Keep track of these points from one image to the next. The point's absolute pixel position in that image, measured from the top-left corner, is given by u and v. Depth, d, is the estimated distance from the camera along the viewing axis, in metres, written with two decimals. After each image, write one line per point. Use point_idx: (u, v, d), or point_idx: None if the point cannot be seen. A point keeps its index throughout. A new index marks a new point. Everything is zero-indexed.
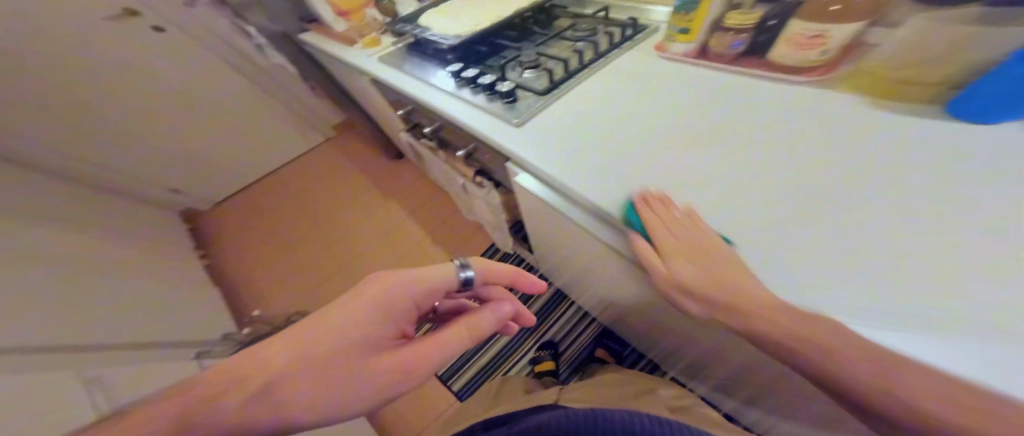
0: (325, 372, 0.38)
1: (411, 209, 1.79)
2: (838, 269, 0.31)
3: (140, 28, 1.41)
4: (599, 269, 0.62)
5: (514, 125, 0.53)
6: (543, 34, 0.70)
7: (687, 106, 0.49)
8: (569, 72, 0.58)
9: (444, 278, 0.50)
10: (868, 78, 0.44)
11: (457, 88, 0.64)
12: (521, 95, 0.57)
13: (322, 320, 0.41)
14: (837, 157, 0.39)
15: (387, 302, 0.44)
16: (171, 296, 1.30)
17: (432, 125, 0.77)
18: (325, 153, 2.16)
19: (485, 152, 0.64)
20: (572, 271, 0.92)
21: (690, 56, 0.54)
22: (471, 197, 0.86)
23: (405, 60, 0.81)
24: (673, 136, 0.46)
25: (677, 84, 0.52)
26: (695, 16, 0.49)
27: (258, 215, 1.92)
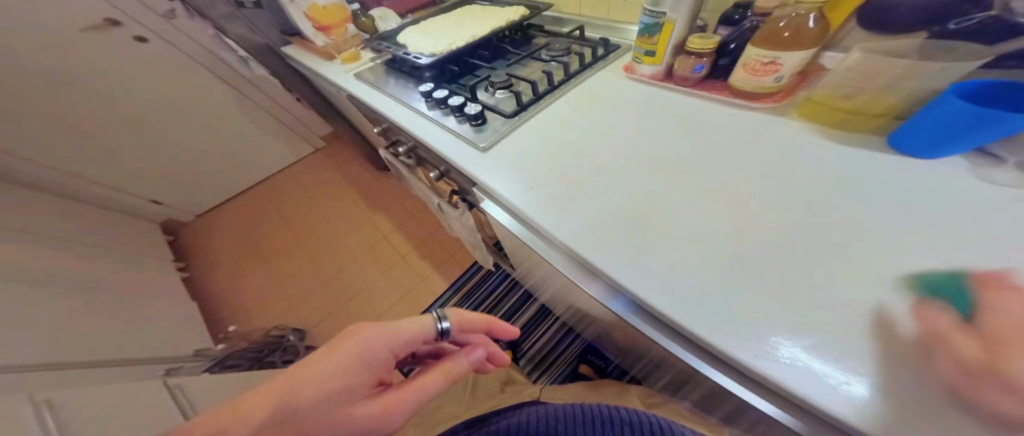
0: (298, 431, 0.36)
1: (397, 222, 1.77)
2: (781, 297, 0.31)
3: (123, 39, 1.39)
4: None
5: (481, 149, 0.53)
6: (517, 53, 0.71)
7: (647, 131, 0.50)
8: (536, 94, 0.58)
9: (422, 326, 0.50)
10: (816, 108, 0.45)
11: (429, 109, 0.64)
12: (489, 117, 0.57)
13: (298, 376, 0.39)
14: (786, 184, 0.40)
15: (364, 353, 0.43)
16: (146, 311, 1.25)
17: (408, 144, 0.77)
18: (312, 164, 2.14)
19: (456, 176, 0.64)
20: (552, 287, 0.92)
21: (656, 78, 0.54)
22: (446, 215, 0.85)
23: (383, 77, 0.82)
24: (632, 161, 0.46)
25: (640, 109, 0.53)
26: (658, 39, 0.49)
27: (239, 227, 1.88)
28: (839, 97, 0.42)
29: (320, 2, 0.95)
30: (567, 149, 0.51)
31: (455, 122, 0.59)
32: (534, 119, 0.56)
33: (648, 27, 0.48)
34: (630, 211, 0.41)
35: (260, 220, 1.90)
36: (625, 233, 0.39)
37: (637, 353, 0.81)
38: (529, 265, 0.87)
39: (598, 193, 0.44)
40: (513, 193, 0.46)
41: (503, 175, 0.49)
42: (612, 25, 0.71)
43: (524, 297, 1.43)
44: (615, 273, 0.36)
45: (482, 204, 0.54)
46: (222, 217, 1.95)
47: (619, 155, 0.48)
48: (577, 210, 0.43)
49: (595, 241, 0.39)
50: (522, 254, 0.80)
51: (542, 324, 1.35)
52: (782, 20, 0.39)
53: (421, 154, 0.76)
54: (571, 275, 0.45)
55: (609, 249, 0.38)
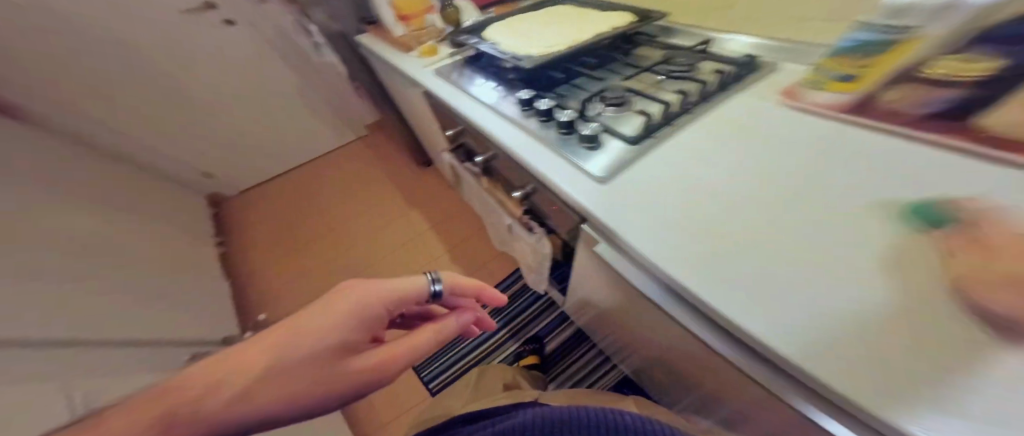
0: (303, 379, 0.33)
1: (432, 218, 1.70)
2: None
3: (207, 17, 1.44)
4: (676, 337, 0.50)
5: (596, 180, 0.44)
6: (628, 64, 0.61)
7: (832, 172, 0.39)
8: (666, 118, 0.48)
9: (412, 290, 0.43)
10: None
11: (524, 120, 0.57)
12: (606, 141, 0.48)
13: (299, 327, 0.36)
14: None
15: (361, 306, 0.38)
16: (175, 286, 1.24)
17: (484, 154, 0.73)
18: (354, 151, 2.09)
19: (553, 202, 0.56)
20: (614, 325, 0.80)
21: (838, 111, 0.44)
22: (517, 238, 0.81)
23: (463, 74, 0.74)
24: (819, 205, 0.36)
25: (818, 147, 0.42)
26: (868, 64, 0.39)
27: (279, 207, 1.88)
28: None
29: None
30: (687, 175, 0.43)
31: (560, 140, 0.51)
32: (657, 146, 0.46)
33: (867, 44, 0.38)
34: (777, 254, 0.33)
35: (301, 200, 1.90)
36: (761, 277, 0.32)
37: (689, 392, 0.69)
38: (596, 293, 0.73)
39: (725, 228, 0.37)
40: (620, 225, 0.39)
41: (607, 202, 0.42)
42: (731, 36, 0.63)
43: (561, 317, 1.31)
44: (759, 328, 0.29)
45: (596, 248, 0.46)
46: (265, 193, 1.96)
47: (751, 185, 0.40)
48: (696, 244, 0.36)
49: (727, 286, 0.32)
50: (591, 281, 0.69)
51: (576, 350, 1.22)
52: None
53: (498, 166, 0.72)
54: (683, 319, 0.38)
55: (746, 298, 0.31)
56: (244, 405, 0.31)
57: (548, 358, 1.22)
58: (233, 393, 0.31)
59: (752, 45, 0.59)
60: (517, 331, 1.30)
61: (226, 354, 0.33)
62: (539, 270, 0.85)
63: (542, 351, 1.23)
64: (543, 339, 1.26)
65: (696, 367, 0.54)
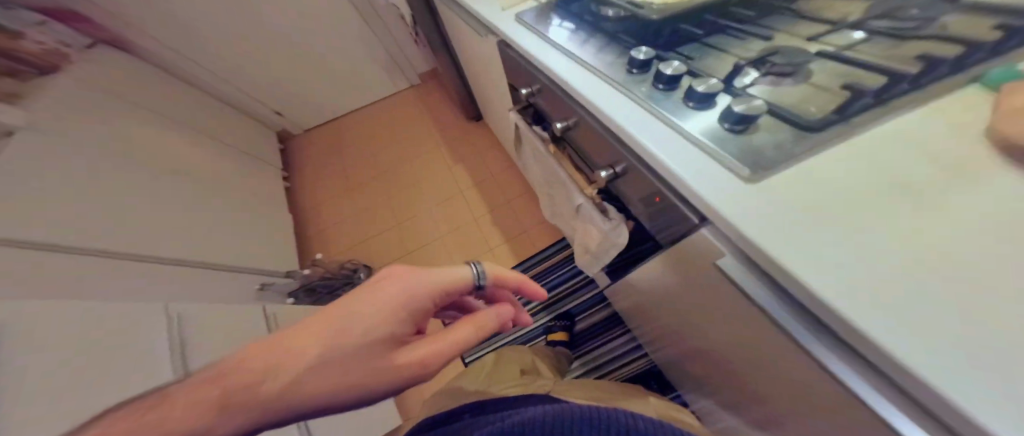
0: (341, 375, 0.26)
1: (477, 176, 1.63)
2: None
3: None
4: (767, 376, 0.40)
5: (746, 177, 0.29)
6: (806, 18, 0.43)
7: None
8: (881, 98, 0.30)
9: (456, 279, 0.35)
10: None
11: (634, 85, 0.44)
12: (762, 122, 0.33)
13: (347, 312, 0.28)
14: None
15: (408, 291, 0.31)
16: (255, 216, 1.35)
17: (562, 121, 0.60)
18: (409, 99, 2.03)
19: (652, 191, 0.43)
20: (662, 322, 0.70)
21: None
22: (583, 218, 0.70)
23: (551, 20, 0.60)
24: None
25: None
26: None
27: (328, 153, 1.92)
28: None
29: None
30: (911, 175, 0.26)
31: (684, 114, 0.37)
32: (850, 135, 0.30)
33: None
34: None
35: (351, 147, 1.91)
36: None
37: (725, 397, 0.59)
38: (659, 292, 0.61)
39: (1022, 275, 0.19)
40: (772, 240, 0.25)
41: (749, 204, 0.28)
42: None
43: (596, 296, 1.22)
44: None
45: (718, 260, 0.34)
46: (319, 137, 2.00)
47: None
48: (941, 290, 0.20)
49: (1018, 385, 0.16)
50: (660, 282, 0.57)
51: (608, 334, 1.14)
52: None
53: (578, 137, 0.59)
54: (856, 386, 0.24)
55: None
56: (281, 399, 0.24)
57: (576, 336, 1.16)
58: (271, 384, 0.24)
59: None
60: (549, 307, 1.25)
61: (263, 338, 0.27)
62: (596, 260, 0.72)
63: (572, 328, 1.18)
64: (574, 317, 1.21)
65: (770, 415, 0.44)
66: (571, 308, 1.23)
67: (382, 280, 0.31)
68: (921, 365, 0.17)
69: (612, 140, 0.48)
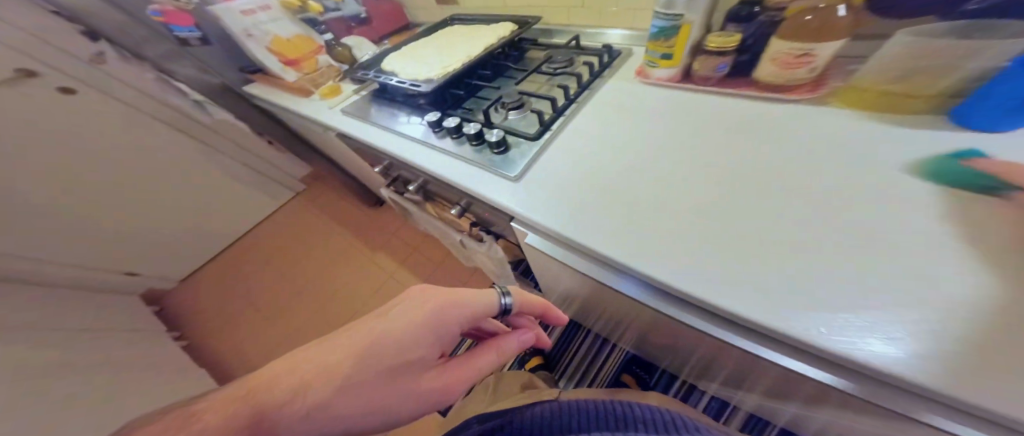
0: (378, 390, 0.31)
1: (401, 258, 1.53)
2: (801, 247, 0.33)
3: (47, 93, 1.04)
4: (621, 312, 0.58)
5: (511, 179, 0.50)
6: (521, 70, 0.70)
7: (661, 126, 0.50)
8: (557, 111, 0.57)
9: (488, 302, 0.40)
10: (862, 95, 0.43)
11: (438, 138, 0.62)
12: (513, 143, 0.55)
13: (382, 336, 0.33)
14: (797, 155, 0.41)
15: (440, 316, 0.35)
16: (158, 376, 1.11)
17: (415, 180, 0.70)
18: (297, 208, 1.80)
19: (487, 211, 0.57)
20: (602, 319, 0.79)
21: (675, 80, 0.55)
22: (471, 250, 0.78)
23: (373, 110, 0.75)
24: (648, 152, 0.47)
25: (654, 104, 0.54)
26: (676, 42, 0.50)
27: (221, 297, 1.54)
28: (884, 81, 0.41)
29: (284, 34, 0.91)
30: (601, 162, 0.48)
31: (474, 152, 0.56)
32: (551, 142, 0.54)
33: (663, 30, 0.49)
34: (708, 220, 0.38)
35: (250, 280, 1.58)
36: (609, 212, 0.42)
37: (687, 361, 0.67)
38: (583, 294, 0.64)
39: (653, 200, 0.41)
40: (554, 220, 0.43)
41: (516, 195, 0.48)
42: (600, 30, 0.71)
43: None
44: (605, 232, 0.40)
45: (526, 240, 0.50)
46: (204, 284, 1.58)
47: (664, 161, 0.45)
48: (580, 198, 0.45)
49: (606, 226, 0.40)
50: (549, 281, 0.71)
51: (573, 341, 1.14)
52: (810, 12, 0.40)
53: (433, 190, 0.69)
54: (585, 270, 0.44)
55: (600, 229, 0.40)
56: (311, 416, 0.29)
57: (552, 357, 1.13)
58: (305, 399, 0.29)
59: (623, 35, 0.67)
60: None
61: (303, 350, 0.32)
62: (503, 275, 0.86)
63: (545, 352, 1.15)
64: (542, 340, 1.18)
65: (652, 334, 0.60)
66: None
67: (414, 303, 0.37)
68: (568, 235, 0.41)
69: (445, 184, 0.61)
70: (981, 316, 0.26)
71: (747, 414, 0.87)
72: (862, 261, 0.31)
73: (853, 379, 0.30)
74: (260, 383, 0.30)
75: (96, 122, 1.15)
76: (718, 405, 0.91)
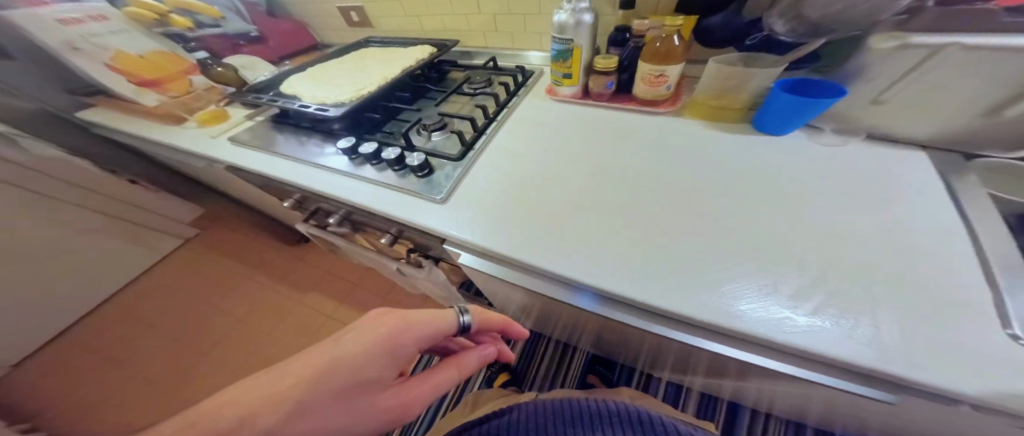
0: (334, 411, 0.31)
1: (337, 295, 1.36)
2: (682, 237, 0.41)
3: None
4: (570, 318, 0.61)
5: (440, 201, 0.51)
6: (440, 91, 0.71)
7: (573, 141, 0.57)
8: (478, 130, 0.60)
9: (445, 321, 0.39)
10: (703, 109, 0.57)
11: (357, 166, 0.59)
12: (437, 164, 0.57)
13: (338, 356, 0.32)
14: (676, 161, 0.51)
15: (393, 337, 0.35)
16: None
17: (336, 212, 0.65)
18: (186, 256, 1.47)
19: (417, 235, 0.57)
20: (557, 326, 0.82)
21: (576, 97, 0.63)
22: (413, 277, 0.75)
23: (277, 138, 0.68)
24: (564, 166, 0.53)
25: (565, 121, 0.61)
26: (571, 63, 0.57)
27: (76, 380, 1.14)
28: (711, 97, 0.56)
29: (134, 50, 0.76)
30: (525, 178, 0.52)
31: (399, 177, 0.56)
32: (477, 162, 0.56)
33: (559, 53, 0.56)
34: (618, 226, 0.44)
35: (121, 342, 1.23)
36: (534, 225, 0.45)
37: (642, 354, 0.72)
38: (532, 306, 0.67)
39: (571, 213, 0.46)
40: (484, 238, 0.45)
41: (446, 217, 0.49)
42: (516, 52, 0.76)
43: None
44: (530, 243, 0.43)
45: (460, 259, 0.50)
46: (53, 364, 1.18)
47: (574, 177, 0.51)
48: (507, 214, 0.48)
49: (531, 238, 0.44)
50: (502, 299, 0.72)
51: (537, 351, 1.14)
52: (658, 41, 0.50)
53: (360, 219, 0.65)
54: (517, 281, 0.46)
55: (526, 242, 0.44)
56: None
57: (518, 371, 1.10)
58: (251, 430, 0.28)
59: (542, 57, 0.73)
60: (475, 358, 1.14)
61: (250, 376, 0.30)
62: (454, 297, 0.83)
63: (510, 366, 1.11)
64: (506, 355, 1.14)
65: (605, 335, 0.65)
66: None
67: (370, 321, 0.36)
68: (499, 250, 0.44)
69: (370, 213, 0.58)
70: (792, 280, 0.36)
71: (698, 394, 0.98)
72: (723, 245, 0.40)
73: (734, 345, 0.36)
74: (199, 414, 0.28)
75: None
76: (674, 390, 1.01)
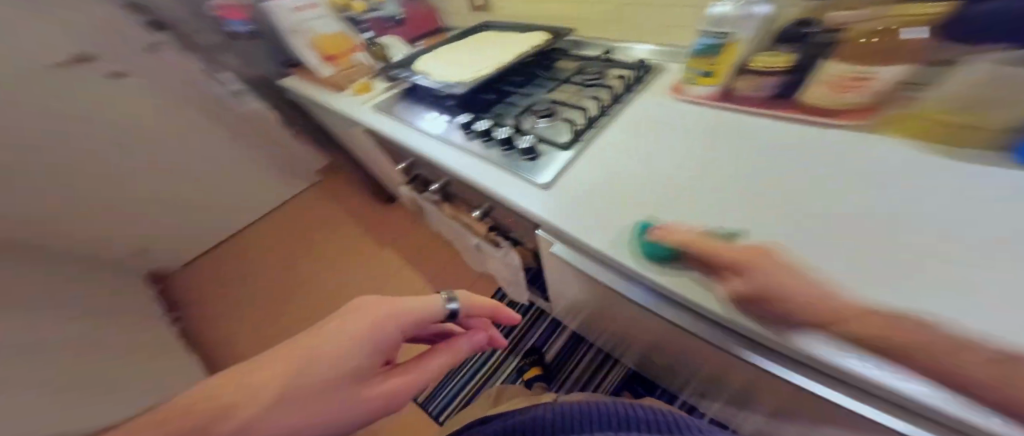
0: (311, 409, 0.25)
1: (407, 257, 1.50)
2: (847, 268, 0.31)
3: (106, 79, 1.13)
4: (639, 330, 0.54)
5: (542, 185, 0.49)
6: (550, 78, 0.70)
7: (699, 139, 0.50)
8: (589, 123, 0.56)
9: (428, 309, 0.35)
10: (915, 125, 0.41)
11: (467, 139, 0.61)
12: (544, 151, 0.54)
13: (318, 348, 0.28)
14: (846, 174, 0.40)
15: (385, 320, 0.31)
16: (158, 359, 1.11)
17: (438, 181, 0.69)
18: (309, 197, 1.79)
19: (512, 217, 0.55)
20: (607, 335, 0.76)
21: (711, 99, 0.53)
22: (487, 255, 0.75)
23: (400, 107, 0.77)
24: (681, 163, 0.46)
25: (691, 117, 0.53)
26: (719, 60, 0.48)
27: (222, 289, 1.51)
28: (936, 110, 0.39)
29: (326, 31, 0.94)
30: (632, 172, 0.47)
31: (503, 156, 0.56)
32: (586, 150, 0.53)
33: (706, 47, 0.48)
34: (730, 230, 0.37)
35: (247, 267, 1.57)
36: (636, 224, 0.40)
37: (693, 383, 0.62)
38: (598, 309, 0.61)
39: (684, 217, 0.40)
40: (580, 228, 0.42)
41: (543, 202, 0.47)
42: (629, 44, 0.71)
43: (553, 323, 1.16)
44: (630, 243, 0.39)
45: (552, 249, 0.48)
46: (203, 276, 1.56)
47: (684, 168, 0.45)
48: (606, 206, 0.44)
49: (630, 238, 0.39)
50: (565, 295, 0.68)
51: (574, 354, 1.08)
52: (865, 34, 0.36)
53: (456, 191, 0.68)
54: (610, 281, 0.43)
55: (624, 241, 0.39)
56: None
57: (552, 367, 1.07)
58: None
59: (652, 51, 0.68)
60: (511, 346, 1.13)
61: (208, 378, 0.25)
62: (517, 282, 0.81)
63: (543, 361, 1.08)
64: (541, 349, 1.11)
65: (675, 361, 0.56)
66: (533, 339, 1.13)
67: (354, 309, 0.32)
68: (592, 243, 0.40)
69: (470, 186, 0.59)
70: None
71: None
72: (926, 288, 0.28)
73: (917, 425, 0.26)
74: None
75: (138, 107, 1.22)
76: None
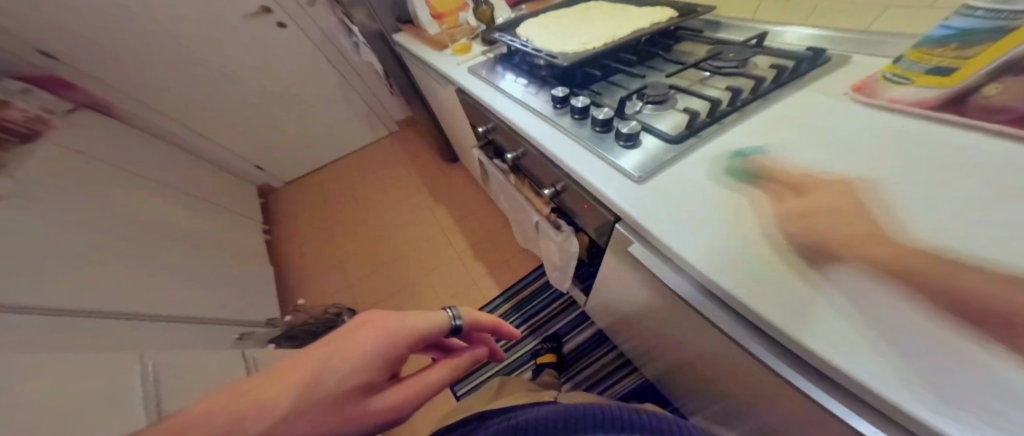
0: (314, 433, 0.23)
1: (459, 217, 1.51)
2: None
3: (269, 27, 1.39)
4: (705, 358, 0.45)
5: (636, 181, 0.40)
6: (671, 61, 0.59)
7: (877, 155, 0.37)
8: (712, 117, 0.44)
9: (436, 322, 0.33)
10: None
11: (556, 114, 0.55)
12: (644, 140, 0.45)
13: (323, 368, 0.25)
14: None
15: (396, 337, 0.29)
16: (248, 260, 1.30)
17: (514, 151, 0.65)
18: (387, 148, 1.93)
19: (583, 200, 0.48)
20: (639, 343, 0.69)
21: (918, 105, 0.39)
22: (542, 235, 0.69)
23: (492, 70, 0.73)
24: (847, 179, 0.35)
25: (860, 126, 0.40)
26: (974, 56, 0.35)
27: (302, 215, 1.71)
28: None
29: None
30: (764, 179, 0.37)
31: (596, 138, 0.48)
32: (700, 148, 0.42)
33: (963, 32, 0.37)
34: (808, 238, 0.31)
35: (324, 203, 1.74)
36: (754, 247, 0.32)
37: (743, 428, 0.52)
38: (652, 320, 0.53)
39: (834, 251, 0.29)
40: (675, 236, 0.34)
41: (634, 196, 0.39)
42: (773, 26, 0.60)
43: (579, 317, 1.11)
44: (739, 268, 0.31)
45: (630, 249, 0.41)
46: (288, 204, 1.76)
47: (780, 167, 0.38)
48: (716, 216, 0.35)
49: (742, 263, 0.31)
50: (617, 297, 0.61)
51: (592, 353, 1.03)
52: None
53: (528, 165, 0.63)
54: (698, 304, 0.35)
55: (731, 264, 0.31)
56: None
57: (567, 359, 1.02)
58: None
59: (806, 36, 0.56)
60: (530, 329, 1.11)
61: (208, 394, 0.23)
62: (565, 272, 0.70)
63: (559, 350, 1.04)
64: (561, 338, 1.08)
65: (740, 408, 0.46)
66: (554, 326, 1.10)
67: (362, 324, 0.29)
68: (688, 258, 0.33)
69: (549, 160, 0.53)
70: None
71: None
72: None
73: None
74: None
75: (280, 49, 1.46)
76: None
